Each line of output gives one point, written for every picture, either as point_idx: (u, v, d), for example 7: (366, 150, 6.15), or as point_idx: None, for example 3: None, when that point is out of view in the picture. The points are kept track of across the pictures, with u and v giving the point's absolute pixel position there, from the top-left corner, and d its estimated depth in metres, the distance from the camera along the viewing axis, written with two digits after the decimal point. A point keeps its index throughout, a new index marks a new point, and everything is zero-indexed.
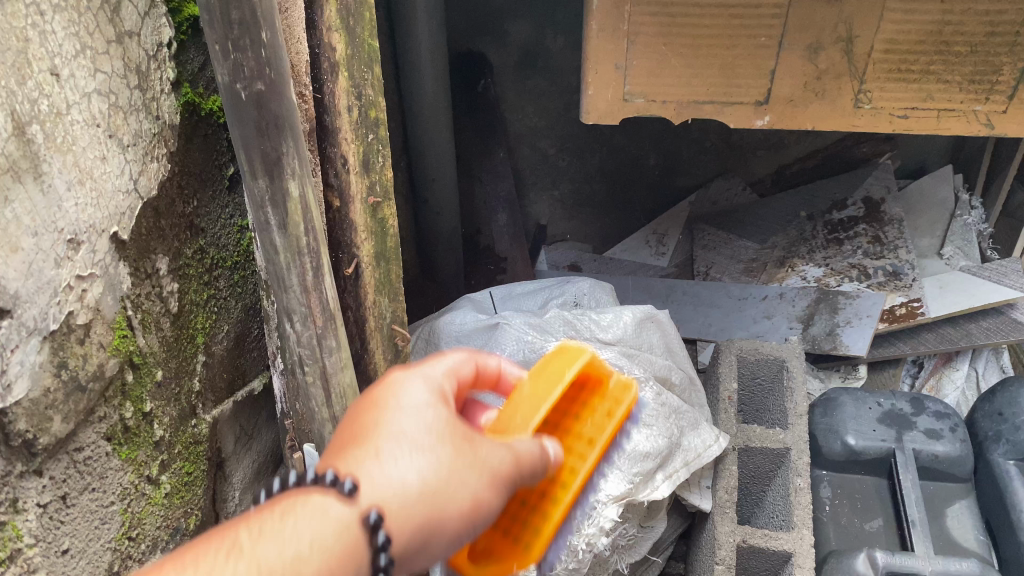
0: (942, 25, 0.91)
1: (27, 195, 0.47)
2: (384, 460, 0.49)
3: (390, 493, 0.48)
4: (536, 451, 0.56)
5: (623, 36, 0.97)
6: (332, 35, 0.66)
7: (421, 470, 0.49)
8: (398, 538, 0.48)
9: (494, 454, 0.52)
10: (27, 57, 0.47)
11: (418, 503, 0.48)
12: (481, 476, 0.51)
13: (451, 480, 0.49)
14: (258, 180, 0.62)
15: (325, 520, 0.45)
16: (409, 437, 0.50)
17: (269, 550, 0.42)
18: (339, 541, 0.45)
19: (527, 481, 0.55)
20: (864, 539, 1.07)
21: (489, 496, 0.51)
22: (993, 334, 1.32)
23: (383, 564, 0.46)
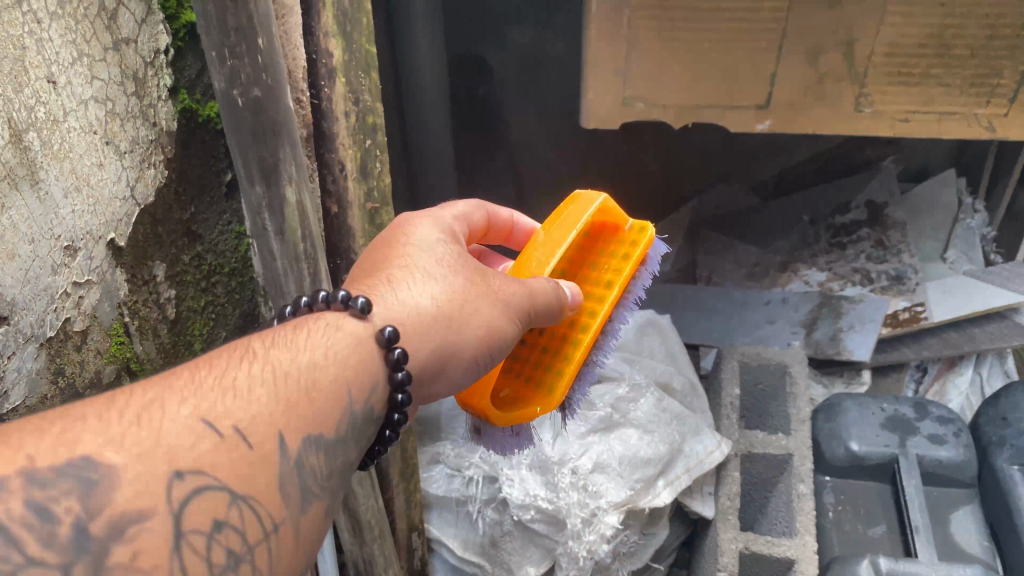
0: (943, 28, 0.91)
1: (22, 202, 0.47)
2: (397, 288, 0.53)
3: (408, 312, 0.52)
4: (556, 290, 0.61)
5: (622, 41, 0.97)
6: (329, 41, 0.65)
7: (435, 294, 0.54)
8: (417, 352, 0.52)
9: (504, 288, 0.57)
10: (24, 65, 0.47)
11: (433, 322, 0.53)
12: (491, 304, 0.56)
13: (463, 305, 0.55)
14: (255, 187, 0.63)
15: (339, 334, 0.47)
16: (421, 270, 0.56)
17: (285, 357, 0.43)
18: (356, 352, 0.47)
19: (538, 319, 0.60)
20: (867, 545, 1.06)
21: (502, 323, 0.56)
22: (998, 339, 1.29)
23: (400, 378, 0.48)
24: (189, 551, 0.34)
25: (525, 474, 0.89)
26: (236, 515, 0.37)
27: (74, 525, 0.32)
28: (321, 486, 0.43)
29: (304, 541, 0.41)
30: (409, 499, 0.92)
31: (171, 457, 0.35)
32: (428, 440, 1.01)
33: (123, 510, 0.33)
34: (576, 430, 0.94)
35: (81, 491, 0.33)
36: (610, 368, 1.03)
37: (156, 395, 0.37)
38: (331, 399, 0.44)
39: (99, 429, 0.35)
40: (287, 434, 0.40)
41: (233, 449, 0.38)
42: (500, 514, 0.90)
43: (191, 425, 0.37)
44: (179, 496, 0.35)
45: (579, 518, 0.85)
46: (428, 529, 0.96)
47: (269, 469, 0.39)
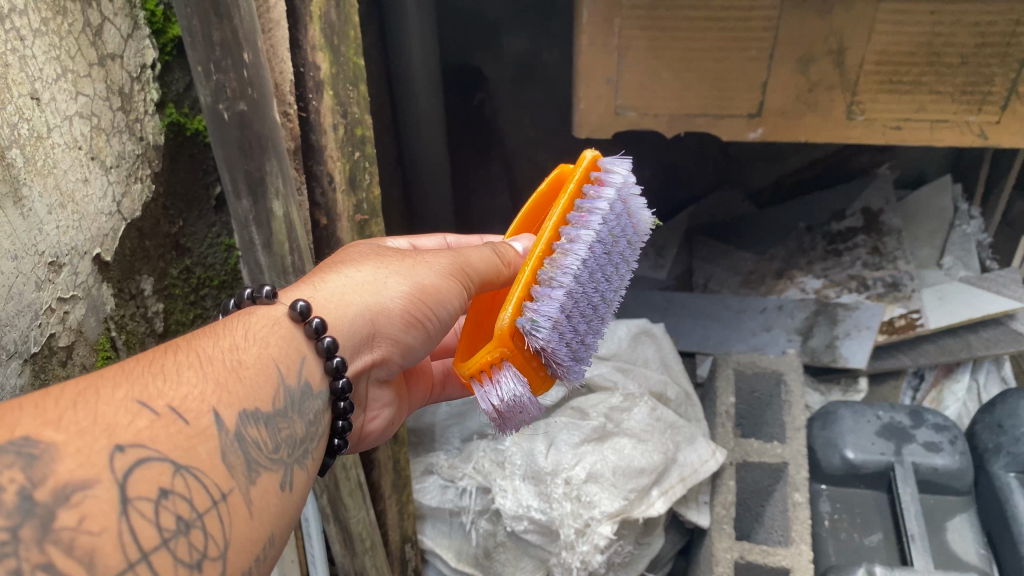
0: (932, 36, 0.91)
1: (5, 219, 0.46)
2: (308, 280, 0.53)
3: (323, 282, 0.53)
4: (490, 247, 0.59)
5: (613, 50, 0.97)
6: (317, 54, 0.65)
7: (351, 267, 0.55)
8: (342, 315, 0.52)
9: (427, 256, 0.58)
10: (6, 82, 0.46)
11: (349, 287, 0.53)
12: (412, 265, 0.57)
13: (381, 270, 0.55)
14: (242, 200, 0.64)
15: (253, 317, 0.48)
16: (337, 257, 0.57)
17: (209, 341, 0.43)
18: (275, 327, 0.48)
19: (479, 277, 0.58)
20: (864, 554, 1.05)
21: (430, 279, 0.56)
22: (992, 345, 1.31)
23: (326, 344, 0.49)
24: (136, 515, 0.34)
25: (518, 484, 0.89)
26: (181, 484, 0.36)
27: (19, 493, 0.31)
28: (268, 457, 0.43)
29: (261, 509, 0.41)
30: (402, 511, 0.92)
31: (110, 433, 0.35)
32: (421, 451, 1.01)
33: (66, 480, 0.32)
34: (568, 440, 0.92)
35: (22, 464, 0.31)
36: (604, 377, 1.03)
37: (89, 382, 0.36)
38: (259, 376, 0.44)
39: (37, 411, 0.33)
40: (221, 410, 0.40)
41: (169, 425, 0.37)
42: (492, 526, 0.90)
43: (126, 405, 0.36)
44: (121, 467, 0.34)
45: (572, 529, 0.85)
46: (422, 539, 0.97)
47: (209, 441, 0.39)
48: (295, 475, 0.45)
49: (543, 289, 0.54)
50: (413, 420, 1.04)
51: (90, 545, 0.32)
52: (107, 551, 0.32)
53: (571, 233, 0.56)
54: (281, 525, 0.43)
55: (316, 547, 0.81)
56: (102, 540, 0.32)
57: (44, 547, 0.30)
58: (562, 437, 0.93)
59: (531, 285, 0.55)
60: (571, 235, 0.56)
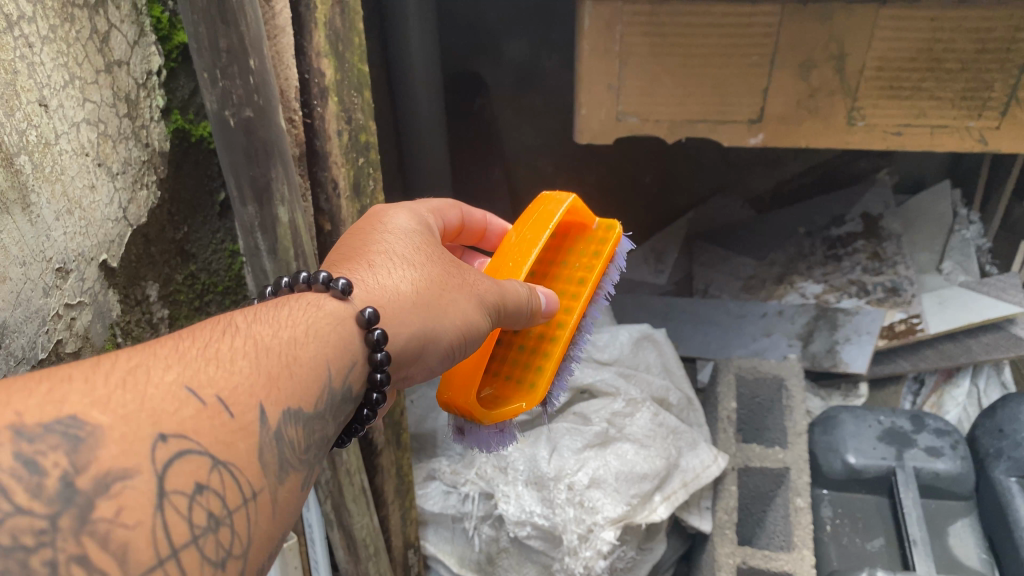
0: (933, 43, 0.92)
1: (14, 226, 0.46)
2: (378, 274, 0.54)
3: (389, 296, 0.53)
4: (529, 292, 0.62)
5: (614, 57, 0.97)
6: (321, 60, 0.65)
7: (413, 282, 0.55)
8: (398, 336, 0.52)
9: (482, 282, 0.58)
10: (15, 89, 0.46)
11: (412, 310, 0.53)
12: (469, 296, 0.57)
13: (441, 295, 0.55)
14: (248, 206, 0.64)
15: (319, 312, 0.47)
16: (399, 258, 0.56)
17: (266, 332, 0.43)
18: (337, 331, 0.47)
19: (509, 319, 0.60)
20: (867, 559, 1.05)
21: (478, 316, 0.57)
22: (993, 350, 1.30)
23: (379, 358, 0.49)
24: (171, 509, 0.34)
25: (521, 490, 0.89)
26: (217, 480, 0.36)
27: (61, 479, 0.31)
28: (300, 458, 0.43)
29: (284, 509, 0.41)
30: (405, 517, 0.92)
31: (155, 420, 0.35)
32: (424, 457, 1.01)
33: (109, 467, 0.32)
34: (571, 445, 0.93)
35: (68, 448, 0.32)
36: (607, 383, 1.03)
37: (141, 361, 0.36)
38: (311, 375, 0.44)
39: (85, 389, 0.34)
40: (267, 405, 0.40)
41: (215, 416, 0.37)
42: (495, 531, 0.90)
43: (175, 391, 0.36)
44: (163, 457, 0.34)
45: (575, 534, 0.84)
46: (424, 546, 0.97)
47: (249, 436, 0.39)
48: (314, 476, 0.45)
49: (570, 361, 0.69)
50: (415, 426, 1.04)
51: (125, 538, 0.32)
52: (139, 547, 0.32)
53: (591, 313, 0.71)
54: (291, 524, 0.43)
55: (319, 553, 0.82)
56: (137, 533, 0.32)
57: (81, 540, 0.30)
58: (564, 442, 0.93)
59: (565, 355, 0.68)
60: (590, 312, 0.71)
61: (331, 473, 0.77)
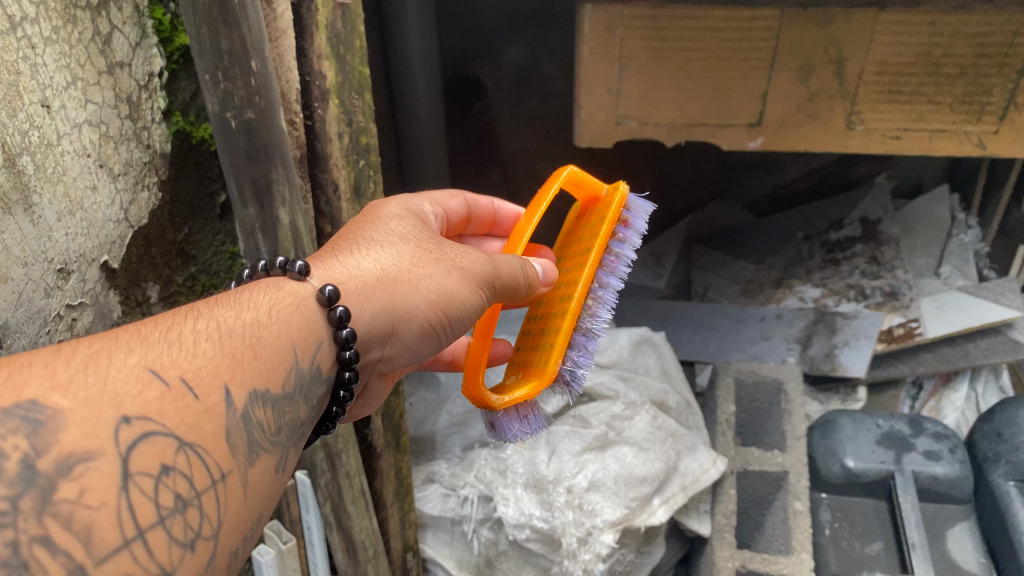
0: (931, 47, 0.92)
1: (16, 226, 0.46)
2: (343, 256, 0.55)
3: (356, 273, 0.53)
4: (523, 261, 0.62)
5: (613, 59, 0.97)
6: (323, 62, 0.65)
7: (384, 259, 0.55)
8: (362, 312, 0.52)
9: (462, 256, 0.58)
10: (18, 90, 0.46)
11: (377, 285, 0.54)
12: (447, 270, 0.57)
13: (413, 270, 0.56)
14: (248, 207, 0.66)
15: (280, 294, 0.48)
16: (373, 238, 0.57)
17: (229, 315, 0.43)
18: (300, 311, 0.48)
19: (504, 291, 0.60)
20: (866, 563, 1.04)
21: (458, 288, 0.57)
22: (991, 353, 1.31)
23: (345, 336, 0.49)
24: (136, 490, 0.33)
25: (519, 493, 0.88)
26: (183, 461, 0.36)
27: (22, 461, 0.31)
28: (269, 440, 0.43)
29: (254, 491, 0.41)
30: (404, 520, 0.92)
31: (118, 403, 0.35)
32: (422, 460, 1.00)
33: (70, 450, 0.32)
34: (570, 448, 0.93)
35: (27, 430, 0.31)
36: (605, 386, 1.02)
37: (102, 346, 0.36)
38: (276, 356, 0.45)
39: (45, 374, 0.33)
40: (232, 387, 0.40)
41: (179, 398, 0.37)
42: (494, 535, 0.90)
43: (137, 374, 0.36)
44: (127, 440, 0.34)
45: (574, 538, 0.85)
46: (423, 549, 0.97)
47: (215, 419, 0.39)
48: (289, 459, 0.45)
49: (587, 333, 0.66)
50: (414, 428, 1.03)
51: (88, 519, 0.31)
52: (104, 527, 0.32)
53: (604, 280, 0.68)
54: (268, 507, 0.43)
55: (318, 555, 0.82)
56: (101, 514, 0.32)
57: (43, 519, 0.30)
58: (563, 446, 0.93)
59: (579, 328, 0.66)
60: (604, 281, 0.68)
61: (330, 475, 0.78)
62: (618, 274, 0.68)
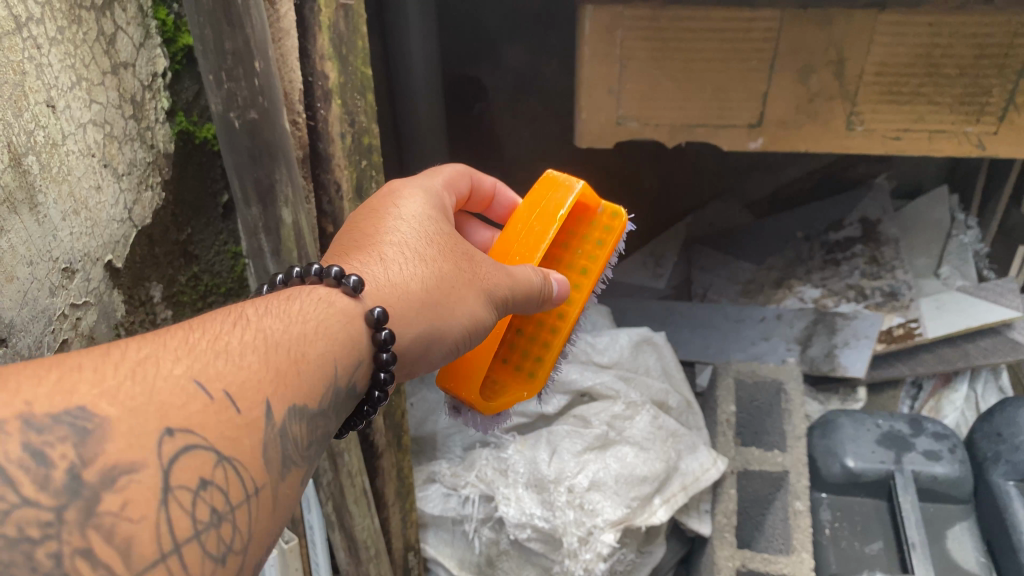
0: (931, 48, 0.92)
1: (22, 225, 0.47)
2: (388, 268, 0.54)
3: (397, 294, 0.53)
4: (544, 280, 0.63)
5: (615, 61, 0.97)
6: (325, 63, 0.65)
7: (422, 277, 0.55)
8: (401, 335, 0.52)
9: (496, 279, 0.59)
10: (23, 90, 0.47)
11: (421, 307, 0.54)
12: (479, 293, 0.58)
13: (453, 293, 0.56)
14: (251, 207, 0.67)
15: (331, 310, 0.48)
16: (410, 251, 0.57)
17: (277, 327, 0.43)
18: (346, 329, 0.48)
19: (518, 312, 0.62)
20: (866, 562, 1.05)
21: (483, 313, 0.58)
22: (990, 354, 1.31)
23: (385, 359, 0.49)
24: (175, 503, 0.34)
25: (521, 492, 0.89)
26: (220, 476, 0.36)
27: (68, 471, 0.32)
28: (302, 455, 0.42)
29: (285, 507, 0.41)
30: (406, 519, 0.92)
31: (162, 414, 0.35)
32: (423, 460, 1.01)
33: (115, 460, 0.33)
34: (571, 448, 0.93)
35: (75, 439, 0.32)
36: (606, 385, 1.02)
37: (151, 351, 0.37)
38: (317, 372, 0.44)
39: (94, 379, 0.34)
40: (273, 402, 0.40)
41: (221, 411, 0.37)
42: (495, 534, 0.91)
43: (182, 385, 0.36)
44: (169, 452, 0.34)
45: (576, 537, 0.85)
46: (424, 548, 0.97)
47: (254, 433, 0.39)
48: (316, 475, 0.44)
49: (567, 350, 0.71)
50: (415, 428, 1.02)
51: (129, 532, 0.32)
52: (144, 540, 0.32)
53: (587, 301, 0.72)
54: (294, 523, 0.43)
55: (321, 555, 0.82)
56: (141, 527, 0.32)
57: (85, 531, 0.31)
58: (564, 445, 0.93)
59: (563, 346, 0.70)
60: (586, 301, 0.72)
61: (332, 474, 0.78)
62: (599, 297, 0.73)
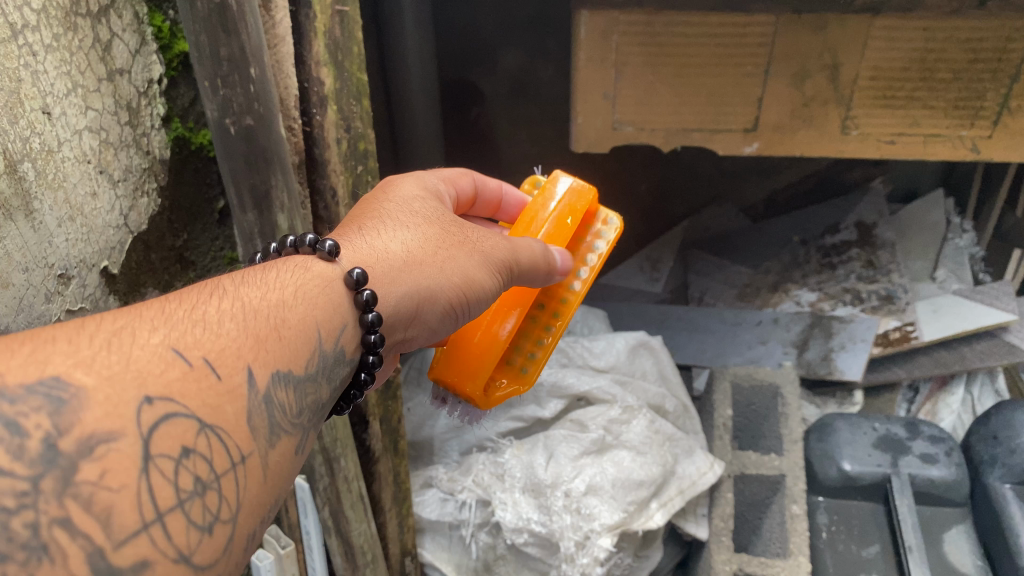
0: (925, 52, 0.93)
1: (17, 232, 0.47)
2: (368, 236, 0.55)
3: (381, 258, 0.54)
4: (546, 249, 0.63)
5: (610, 66, 0.98)
6: (321, 69, 0.65)
7: (409, 241, 0.56)
8: (388, 295, 0.53)
9: (484, 241, 0.59)
10: (19, 97, 0.47)
11: (404, 269, 0.54)
12: (469, 253, 0.58)
13: (439, 254, 0.56)
14: (248, 213, 0.68)
15: (308, 275, 0.48)
16: (397, 220, 0.58)
17: (254, 295, 0.44)
18: (325, 293, 0.48)
19: (523, 275, 0.61)
20: (861, 566, 1.05)
21: (479, 271, 0.58)
22: (986, 357, 1.32)
23: (370, 319, 0.50)
24: (157, 472, 0.34)
25: (518, 497, 0.89)
26: (204, 443, 0.37)
27: (44, 441, 0.31)
28: (291, 422, 0.43)
29: (275, 473, 0.41)
30: (402, 524, 0.93)
31: (141, 381, 0.35)
32: (420, 465, 1.01)
33: (92, 429, 0.33)
34: (568, 452, 0.93)
35: (50, 410, 0.32)
36: (603, 390, 1.02)
37: (126, 323, 0.37)
38: (299, 338, 0.45)
39: (69, 350, 0.34)
40: (255, 367, 0.41)
41: (202, 378, 0.38)
42: (493, 538, 0.91)
43: (161, 353, 0.37)
44: (148, 421, 0.34)
45: (572, 541, 0.85)
46: (421, 553, 0.98)
47: (237, 401, 0.39)
48: (309, 441, 0.45)
49: None
50: (412, 433, 1.03)
51: (108, 501, 0.32)
52: (124, 510, 0.32)
53: None
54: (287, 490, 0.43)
55: (317, 560, 0.82)
56: (121, 496, 0.32)
57: (63, 501, 0.31)
58: (561, 450, 0.93)
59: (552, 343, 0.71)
60: None
61: (328, 480, 0.78)
62: None
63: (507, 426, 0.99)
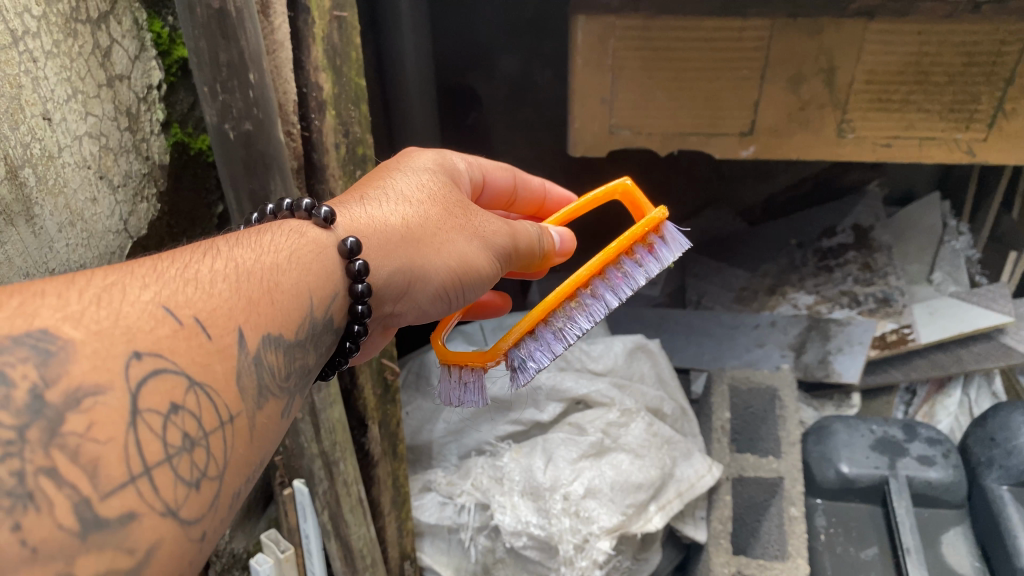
0: (920, 56, 0.93)
1: (18, 237, 0.47)
2: (369, 205, 0.56)
3: (379, 228, 0.54)
4: (541, 233, 0.65)
5: (606, 71, 0.98)
6: (320, 74, 0.67)
7: (408, 214, 0.56)
8: (382, 267, 0.53)
9: (484, 224, 0.60)
10: (19, 103, 0.47)
11: (400, 241, 0.55)
12: (468, 237, 0.59)
13: (438, 233, 0.57)
14: (245, 211, 0.66)
15: (303, 240, 0.49)
16: (399, 193, 0.58)
17: (248, 257, 0.44)
18: (320, 260, 0.49)
19: (518, 260, 0.63)
20: (859, 567, 1.05)
21: (477, 256, 0.59)
22: (982, 359, 1.31)
23: (360, 290, 0.50)
24: (145, 427, 0.34)
25: (517, 500, 0.89)
26: (192, 400, 0.37)
27: (30, 391, 0.31)
28: (279, 385, 0.44)
29: (261, 434, 0.42)
30: (401, 528, 0.93)
31: (130, 337, 0.35)
32: (419, 470, 1.02)
33: (79, 381, 0.33)
34: (567, 455, 0.93)
35: (37, 360, 0.32)
36: (602, 393, 1.03)
37: (117, 279, 0.37)
38: (291, 303, 0.45)
39: (57, 305, 0.34)
40: (246, 329, 0.41)
41: (191, 336, 0.38)
42: (492, 542, 0.90)
43: (152, 310, 0.37)
44: (137, 375, 0.34)
45: (571, 544, 0.85)
46: (420, 557, 0.98)
47: (227, 360, 0.40)
48: (296, 405, 0.46)
49: (564, 324, 0.64)
50: (410, 437, 1.03)
51: (95, 453, 0.32)
52: (110, 462, 0.32)
53: (598, 291, 0.65)
54: (271, 451, 0.44)
55: (317, 564, 0.82)
56: (107, 449, 0.32)
57: (49, 451, 0.31)
58: (560, 452, 0.93)
59: (552, 318, 0.64)
60: (598, 291, 0.65)
61: (328, 483, 0.78)
62: (615, 286, 0.65)
63: (506, 430, 0.99)
